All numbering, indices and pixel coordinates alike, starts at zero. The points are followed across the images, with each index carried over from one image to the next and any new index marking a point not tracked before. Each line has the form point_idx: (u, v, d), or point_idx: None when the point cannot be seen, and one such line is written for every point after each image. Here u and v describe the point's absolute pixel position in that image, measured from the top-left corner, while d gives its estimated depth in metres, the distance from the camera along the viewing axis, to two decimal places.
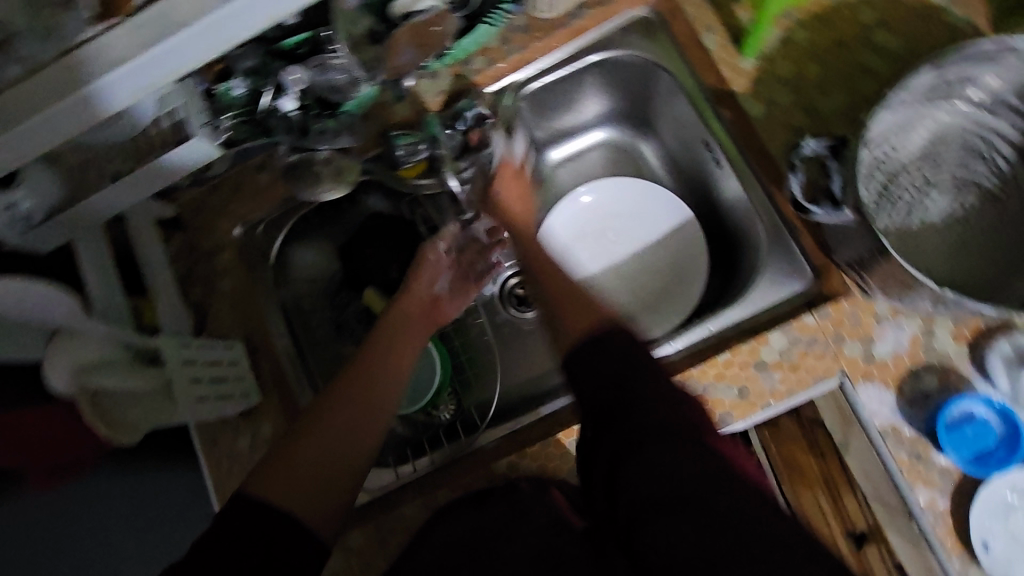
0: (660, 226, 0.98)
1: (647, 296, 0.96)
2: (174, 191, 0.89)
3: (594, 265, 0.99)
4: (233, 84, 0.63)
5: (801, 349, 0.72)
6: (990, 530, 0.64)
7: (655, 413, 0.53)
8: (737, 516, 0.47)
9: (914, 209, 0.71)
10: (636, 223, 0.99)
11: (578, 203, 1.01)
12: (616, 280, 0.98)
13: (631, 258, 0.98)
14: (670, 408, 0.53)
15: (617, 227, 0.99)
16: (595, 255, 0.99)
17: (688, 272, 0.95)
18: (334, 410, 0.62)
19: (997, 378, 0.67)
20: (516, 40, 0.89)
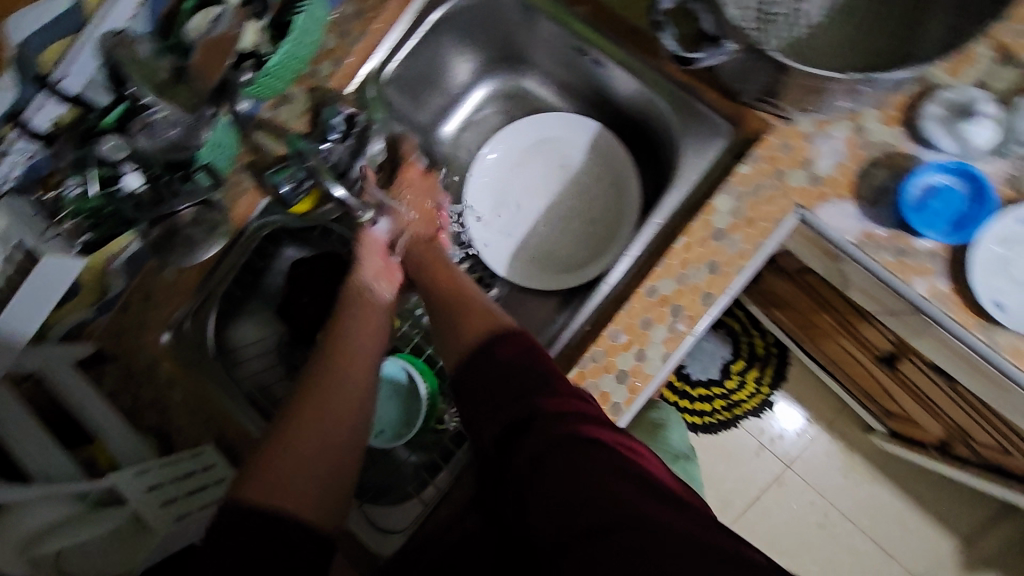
0: (571, 150, 0.93)
1: (594, 221, 0.92)
2: (84, 327, 0.81)
3: (532, 214, 0.94)
4: (65, 186, 0.56)
5: (751, 201, 0.69)
6: (998, 288, 0.61)
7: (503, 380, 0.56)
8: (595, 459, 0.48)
9: (795, 19, 0.68)
10: (549, 158, 0.94)
11: (490, 164, 0.94)
12: (559, 220, 0.94)
13: (563, 192, 0.94)
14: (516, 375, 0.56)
15: (536, 168, 0.95)
16: (527, 205, 0.94)
17: (620, 179, 0.90)
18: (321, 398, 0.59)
19: (940, 142, 0.64)
20: (355, 28, 0.83)
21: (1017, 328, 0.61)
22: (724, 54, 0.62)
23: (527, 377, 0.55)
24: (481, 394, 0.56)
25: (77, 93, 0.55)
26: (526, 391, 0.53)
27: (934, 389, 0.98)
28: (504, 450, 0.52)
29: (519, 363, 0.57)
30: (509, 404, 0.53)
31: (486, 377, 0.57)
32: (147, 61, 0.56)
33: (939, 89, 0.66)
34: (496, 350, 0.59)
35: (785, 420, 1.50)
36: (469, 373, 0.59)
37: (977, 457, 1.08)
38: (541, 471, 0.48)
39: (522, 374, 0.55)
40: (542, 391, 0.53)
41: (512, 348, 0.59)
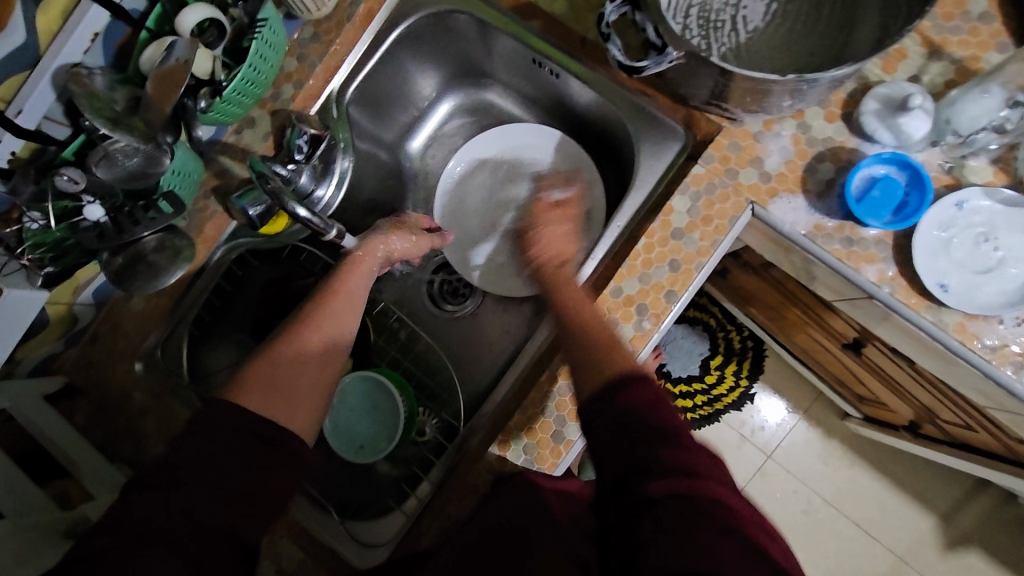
0: (535, 158, 0.95)
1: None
2: (53, 360, 0.81)
3: (501, 223, 0.96)
4: (25, 220, 0.55)
5: (706, 199, 0.72)
6: (941, 271, 0.65)
7: (642, 411, 0.50)
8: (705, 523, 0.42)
9: (737, 25, 0.71)
10: (514, 167, 0.96)
11: (456, 177, 0.97)
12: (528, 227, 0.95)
13: (530, 199, 0.95)
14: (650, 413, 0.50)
15: (502, 177, 0.96)
16: (496, 214, 0.96)
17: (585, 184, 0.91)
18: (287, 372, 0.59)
19: (879, 135, 0.67)
20: (313, 52, 0.84)
21: (961, 308, 0.64)
22: (668, 60, 0.63)
23: (658, 417, 0.49)
24: (604, 419, 0.51)
25: (35, 128, 0.56)
26: (657, 432, 0.48)
27: (899, 372, 1.01)
28: (617, 490, 0.47)
29: (653, 397, 0.51)
30: (636, 434, 0.48)
31: (615, 427, 0.50)
32: (102, 94, 0.58)
33: (876, 85, 0.69)
34: (623, 390, 0.51)
35: (766, 411, 1.53)
36: (607, 400, 0.52)
37: (945, 436, 1.11)
38: (653, 521, 0.43)
39: (657, 410, 0.50)
40: (671, 438, 0.48)
41: (639, 396, 0.51)
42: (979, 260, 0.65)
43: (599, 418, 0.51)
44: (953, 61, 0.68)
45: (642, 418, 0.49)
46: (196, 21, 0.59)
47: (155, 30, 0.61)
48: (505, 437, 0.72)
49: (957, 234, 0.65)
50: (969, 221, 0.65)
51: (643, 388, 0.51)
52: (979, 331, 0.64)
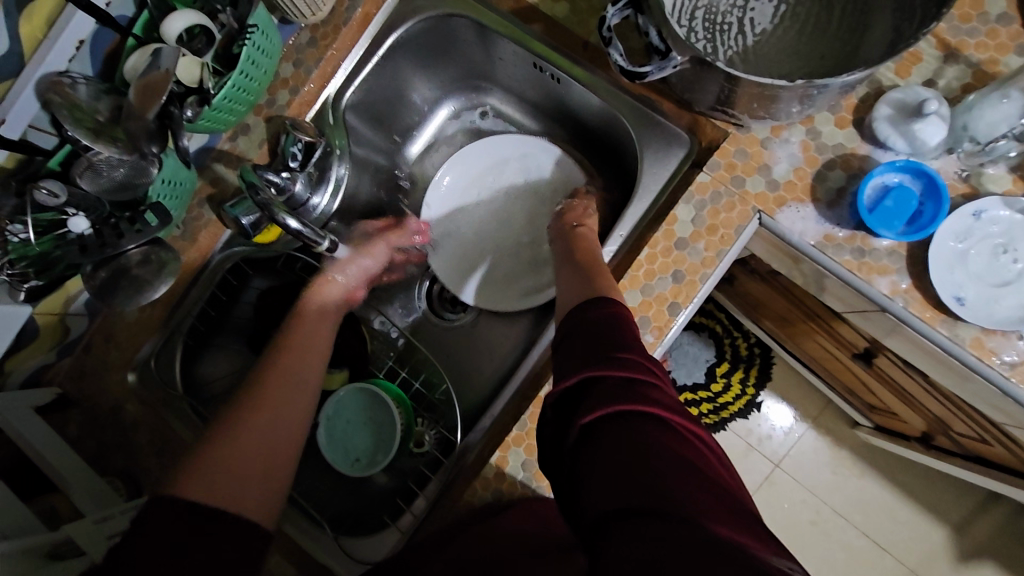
0: (519, 169, 0.94)
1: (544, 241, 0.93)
2: (46, 371, 0.80)
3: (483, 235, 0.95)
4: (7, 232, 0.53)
5: (711, 208, 0.69)
6: (958, 284, 0.62)
7: (600, 336, 0.53)
8: (640, 423, 0.45)
9: (744, 28, 0.69)
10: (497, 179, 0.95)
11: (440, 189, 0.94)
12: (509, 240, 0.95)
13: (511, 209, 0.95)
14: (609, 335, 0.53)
15: (486, 188, 0.95)
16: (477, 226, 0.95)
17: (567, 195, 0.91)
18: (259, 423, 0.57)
19: (892, 142, 0.65)
20: (309, 56, 0.82)
21: (979, 323, 0.61)
22: (672, 66, 0.61)
23: (614, 339, 0.53)
24: (569, 342, 0.55)
25: (18, 137, 0.54)
26: (610, 348, 0.51)
27: (912, 384, 0.98)
28: (567, 397, 0.51)
29: (617, 326, 0.54)
30: (592, 351, 0.52)
31: (577, 348, 0.54)
32: (84, 104, 0.56)
33: (889, 90, 0.66)
34: (596, 310, 0.56)
35: (775, 418, 1.50)
36: (575, 329, 0.56)
37: (958, 447, 1.08)
38: (594, 434, 0.46)
39: (616, 333, 0.53)
40: (621, 353, 0.51)
41: (604, 317, 0.55)
42: (999, 272, 0.62)
43: (567, 343, 0.55)
44: (971, 64, 0.65)
45: (600, 339, 0.53)
46: (184, 26, 0.58)
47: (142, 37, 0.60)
48: (503, 453, 0.70)
49: (975, 245, 0.62)
50: (986, 232, 0.63)
51: (611, 312, 0.56)
52: (998, 346, 0.61)
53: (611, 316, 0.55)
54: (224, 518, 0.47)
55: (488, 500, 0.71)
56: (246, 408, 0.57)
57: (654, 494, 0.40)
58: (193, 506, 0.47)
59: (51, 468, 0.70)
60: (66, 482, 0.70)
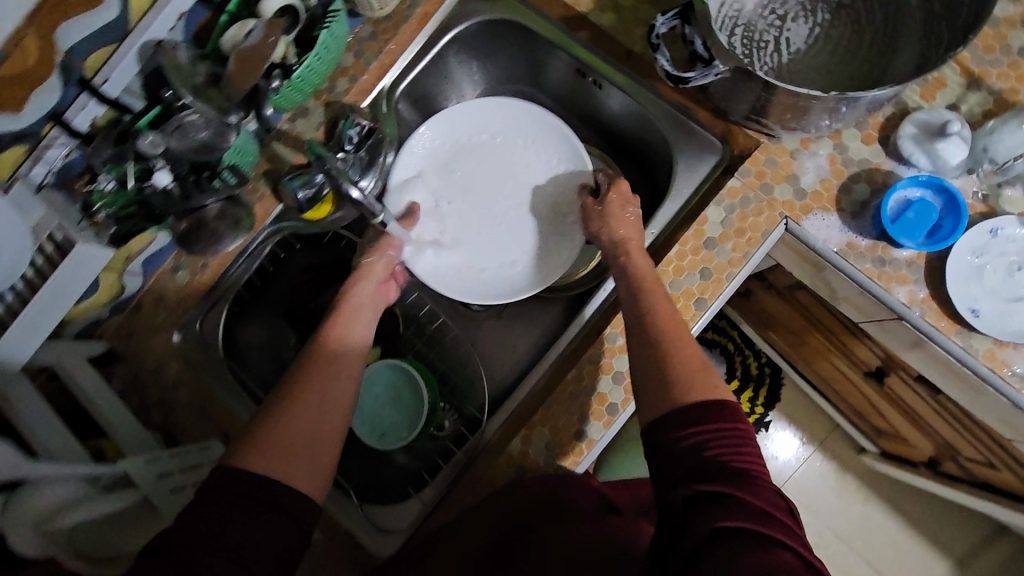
0: (479, 135, 0.92)
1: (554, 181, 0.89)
2: (97, 327, 0.83)
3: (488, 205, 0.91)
4: (100, 181, 0.60)
5: (740, 212, 0.73)
6: (973, 296, 0.65)
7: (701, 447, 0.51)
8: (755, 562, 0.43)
9: (780, 46, 0.74)
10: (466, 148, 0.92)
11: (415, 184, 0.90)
12: (520, 198, 0.91)
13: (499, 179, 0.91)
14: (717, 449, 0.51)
15: (461, 170, 0.92)
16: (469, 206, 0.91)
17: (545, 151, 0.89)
18: (303, 410, 0.58)
19: (915, 159, 0.69)
20: (370, 48, 0.88)
21: (992, 334, 0.64)
22: (714, 73, 0.66)
23: (720, 457, 0.50)
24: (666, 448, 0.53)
25: (115, 97, 0.61)
26: (720, 469, 0.49)
27: (922, 404, 1.00)
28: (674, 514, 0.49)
29: (722, 439, 0.51)
30: (701, 470, 0.50)
31: (680, 455, 0.52)
32: (184, 66, 0.61)
33: (914, 111, 0.70)
34: (688, 424, 0.53)
35: (781, 447, 1.52)
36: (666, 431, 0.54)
37: (965, 473, 1.09)
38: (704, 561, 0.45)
39: (724, 447, 0.51)
40: (735, 477, 0.48)
41: (710, 425, 0.52)
42: (1012, 288, 0.65)
43: (666, 447, 0.53)
44: (992, 92, 0.70)
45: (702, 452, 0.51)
46: (279, 6, 0.63)
47: (235, 13, 0.65)
48: (528, 431, 0.74)
49: (991, 261, 0.66)
50: (1001, 249, 0.66)
51: (715, 416, 0.53)
52: (1009, 358, 0.65)
53: (714, 429, 0.52)
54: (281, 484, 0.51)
55: (511, 475, 0.74)
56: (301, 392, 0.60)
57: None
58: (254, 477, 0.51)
59: (102, 414, 0.74)
60: (114, 428, 0.73)
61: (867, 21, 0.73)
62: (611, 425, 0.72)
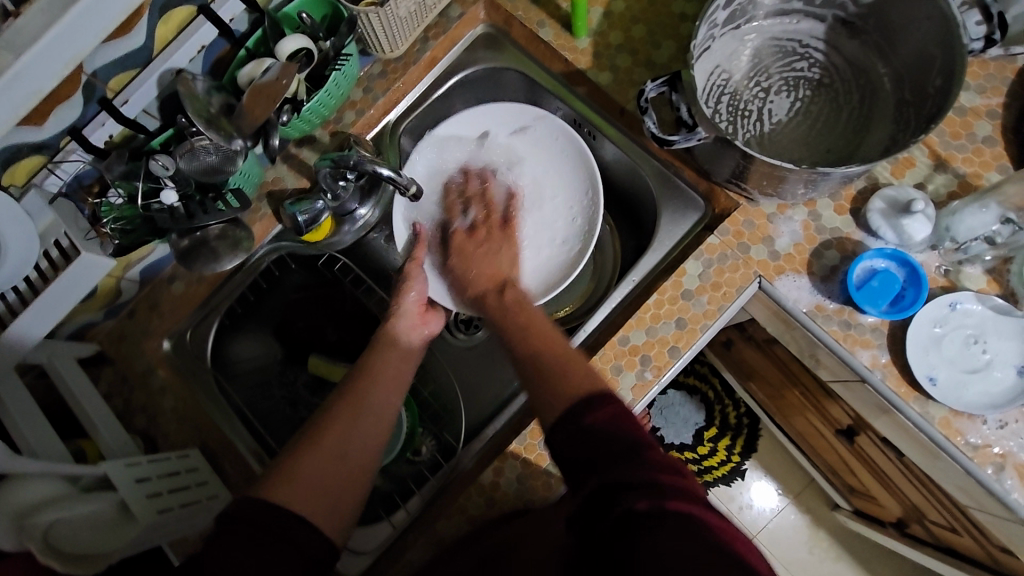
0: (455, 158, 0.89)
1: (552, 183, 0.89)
2: (90, 329, 0.86)
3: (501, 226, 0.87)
4: (109, 196, 0.65)
5: (717, 267, 0.77)
6: (931, 365, 0.69)
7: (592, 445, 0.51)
8: (674, 535, 0.43)
9: (763, 116, 0.79)
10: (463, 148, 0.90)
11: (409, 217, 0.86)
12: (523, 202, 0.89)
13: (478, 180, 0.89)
14: (610, 444, 0.51)
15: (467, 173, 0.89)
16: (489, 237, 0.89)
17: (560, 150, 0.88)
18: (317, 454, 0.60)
19: (882, 232, 0.73)
20: (378, 86, 0.91)
21: (948, 403, 0.67)
22: (696, 138, 0.70)
23: (623, 444, 0.50)
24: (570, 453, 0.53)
25: (132, 117, 0.64)
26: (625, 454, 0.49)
27: (889, 464, 1.02)
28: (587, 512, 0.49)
29: (615, 428, 0.52)
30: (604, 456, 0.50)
31: (577, 445, 0.52)
32: (200, 96, 0.65)
33: (884, 186, 0.75)
34: (591, 410, 0.54)
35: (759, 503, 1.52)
36: (567, 425, 0.54)
37: (930, 536, 1.10)
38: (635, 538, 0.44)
39: (623, 436, 0.51)
40: (641, 458, 0.49)
41: (605, 416, 0.53)
42: (969, 360, 0.68)
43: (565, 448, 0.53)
44: (957, 175, 0.74)
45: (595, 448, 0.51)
46: (293, 48, 0.69)
47: (252, 49, 0.70)
48: (500, 462, 0.75)
49: (951, 332, 0.69)
50: (960, 322, 0.70)
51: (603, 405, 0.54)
52: (964, 428, 0.67)
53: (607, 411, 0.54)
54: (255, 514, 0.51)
55: (480, 505, 0.75)
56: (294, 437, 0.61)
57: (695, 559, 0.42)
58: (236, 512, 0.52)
59: (85, 414, 0.75)
60: (96, 430, 0.75)
61: (845, 100, 0.78)
62: None
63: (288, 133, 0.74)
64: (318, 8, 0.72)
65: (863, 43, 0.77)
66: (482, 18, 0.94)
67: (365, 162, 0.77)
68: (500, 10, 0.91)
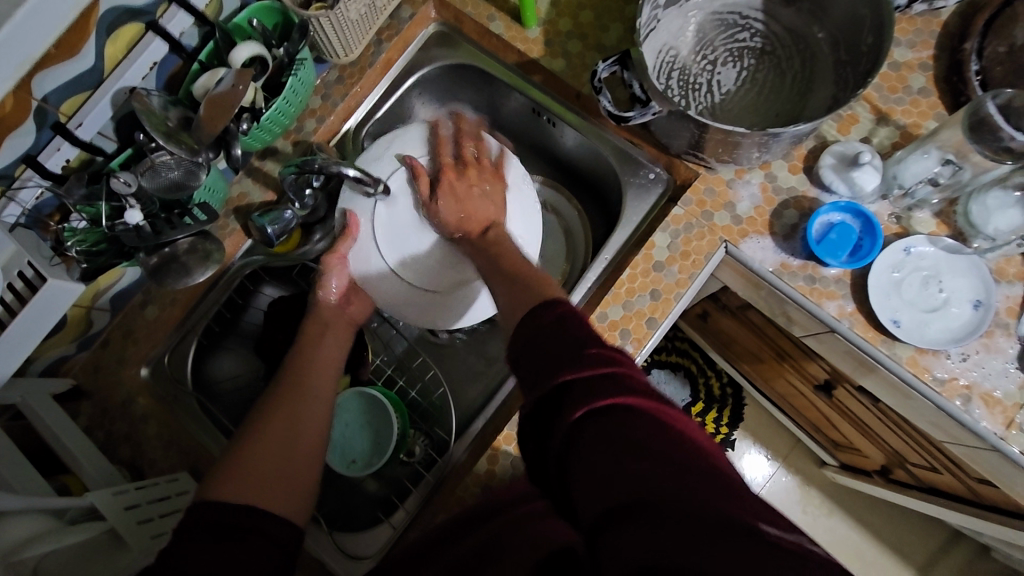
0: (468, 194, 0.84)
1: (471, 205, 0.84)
2: (63, 363, 0.84)
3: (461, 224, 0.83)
4: (72, 220, 0.64)
5: (684, 237, 0.79)
6: (894, 308, 0.72)
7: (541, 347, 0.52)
8: (625, 446, 0.43)
9: (712, 87, 0.82)
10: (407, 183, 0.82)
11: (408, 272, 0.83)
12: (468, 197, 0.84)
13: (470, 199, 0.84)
14: (554, 344, 0.52)
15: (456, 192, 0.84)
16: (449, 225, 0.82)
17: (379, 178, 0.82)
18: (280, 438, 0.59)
19: (835, 186, 0.76)
20: (336, 92, 0.92)
21: (914, 342, 0.71)
22: (652, 112, 0.73)
23: (568, 339, 0.52)
24: (529, 354, 0.53)
25: (88, 139, 0.63)
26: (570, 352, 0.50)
27: (866, 412, 1.06)
28: (540, 409, 0.51)
29: (564, 328, 0.53)
30: (554, 362, 0.51)
31: (531, 344, 0.54)
32: (157, 112, 0.65)
33: (832, 143, 0.78)
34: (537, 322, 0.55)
35: (752, 471, 1.56)
36: (523, 333, 0.55)
37: (914, 479, 1.15)
38: (581, 439, 0.45)
39: (572, 331, 0.52)
40: (582, 354, 0.50)
41: (557, 316, 0.55)
42: (927, 301, 0.72)
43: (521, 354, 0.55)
44: (898, 127, 0.78)
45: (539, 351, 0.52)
46: (247, 57, 0.68)
47: (206, 62, 0.70)
48: (494, 450, 0.76)
49: (909, 276, 0.73)
50: (916, 265, 0.73)
51: (545, 314, 0.55)
52: (930, 364, 0.71)
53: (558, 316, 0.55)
54: (262, 522, 0.50)
55: (478, 493, 0.76)
56: (266, 435, 0.59)
57: (647, 490, 0.40)
58: (237, 507, 0.50)
59: (66, 449, 0.74)
60: (80, 463, 0.73)
61: (788, 65, 0.82)
62: None
63: (251, 144, 0.74)
64: (268, 16, 0.73)
65: (798, 10, 0.80)
66: (433, 16, 0.95)
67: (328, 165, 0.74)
68: (450, 8, 0.92)
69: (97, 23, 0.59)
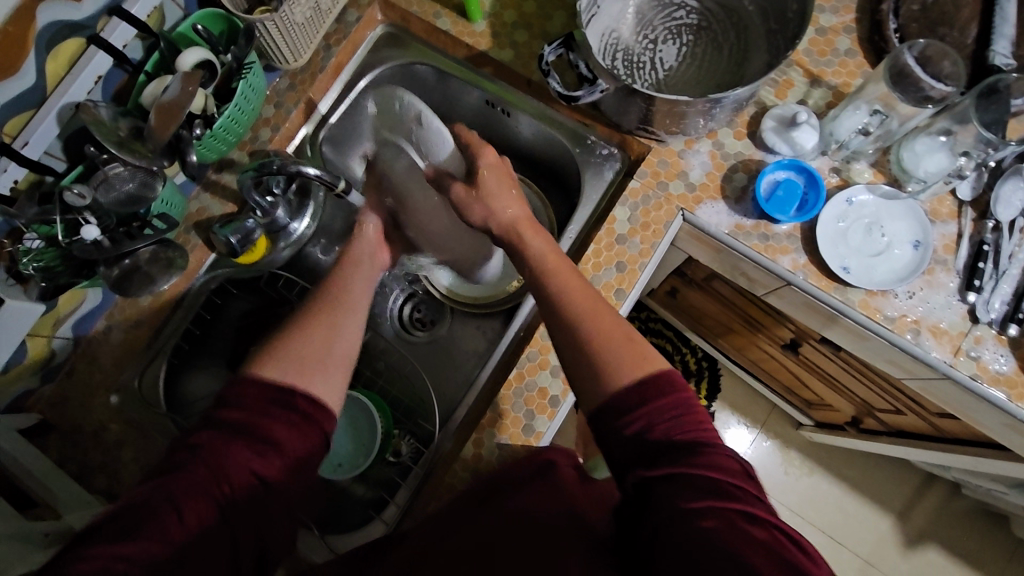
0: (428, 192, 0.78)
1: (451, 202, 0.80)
2: (28, 397, 0.81)
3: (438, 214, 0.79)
4: (26, 240, 0.62)
5: (643, 209, 0.82)
6: (843, 256, 0.76)
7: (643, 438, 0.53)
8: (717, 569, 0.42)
9: (655, 65, 0.85)
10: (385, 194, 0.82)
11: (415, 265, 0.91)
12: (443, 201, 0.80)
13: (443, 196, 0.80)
14: (660, 442, 0.52)
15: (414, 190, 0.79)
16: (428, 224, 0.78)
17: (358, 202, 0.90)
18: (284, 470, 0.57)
19: (778, 147, 0.80)
20: (289, 99, 0.92)
21: (864, 286, 0.75)
22: (599, 90, 0.76)
23: (673, 438, 0.51)
24: (632, 438, 0.54)
25: (36, 158, 0.62)
26: (668, 450, 0.51)
27: (831, 365, 1.11)
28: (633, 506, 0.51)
29: (668, 420, 0.53)
30: (652, 457, 0.51)
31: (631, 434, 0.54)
32: (107, 123, 0.64)
33: (771, 107, 0.82)
34: (627, 412, 0.54)
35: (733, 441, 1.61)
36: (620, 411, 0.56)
37: (883, 426, 1.20)
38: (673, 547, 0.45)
39: (672, 429, 0.52)
40: (684, 460, 0.49)
41: (668, 400, 0.54)
42: (871, 246, 0.76)
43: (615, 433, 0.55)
44: (830, 87, 0.83)
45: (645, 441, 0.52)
46: (195, 62, 0.68)
47: (152, 73, 0.70)
48: (478, 434, 0.77)
49: (852, 224, 0.77)
50: (858, 214, 0.78)
51: (661, 394, 0.54)
52: (880, 305, 0.75)
53: (661, 404, 0.54)
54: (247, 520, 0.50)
55: (467, 480, 0.77)
56: None
57: None
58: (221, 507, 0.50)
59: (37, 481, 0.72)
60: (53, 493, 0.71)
61: (723, 39, 0.86)
62: (554, 416, 0.77)
63: (204, 152, 0.73)
64: (214, 23, 0.73)
65: None
66: (380, 19, 0.96)
67: (287, 164, 0.74)
68: (396, 8, 0.94)
69: (35, 40, 0.59)
